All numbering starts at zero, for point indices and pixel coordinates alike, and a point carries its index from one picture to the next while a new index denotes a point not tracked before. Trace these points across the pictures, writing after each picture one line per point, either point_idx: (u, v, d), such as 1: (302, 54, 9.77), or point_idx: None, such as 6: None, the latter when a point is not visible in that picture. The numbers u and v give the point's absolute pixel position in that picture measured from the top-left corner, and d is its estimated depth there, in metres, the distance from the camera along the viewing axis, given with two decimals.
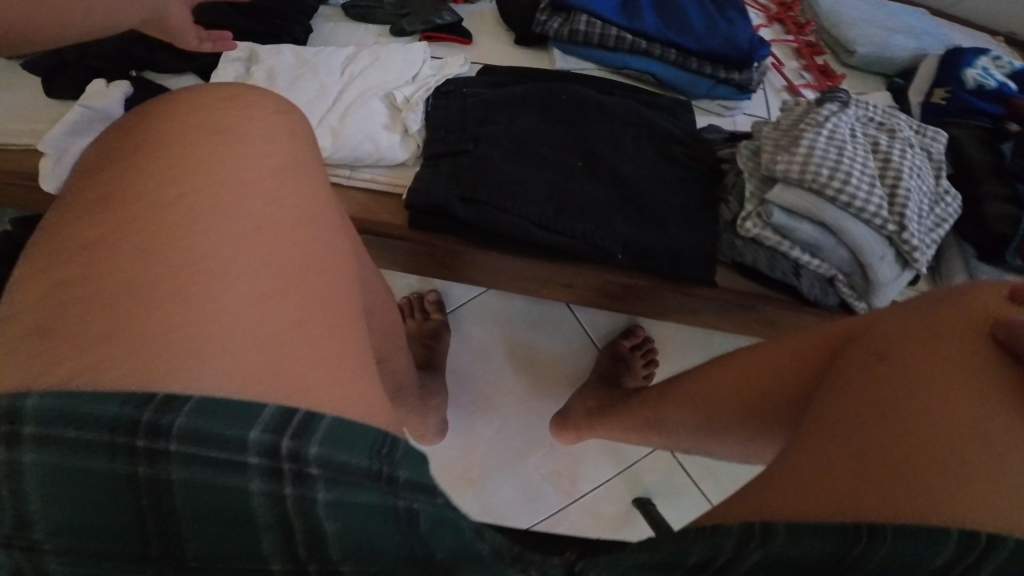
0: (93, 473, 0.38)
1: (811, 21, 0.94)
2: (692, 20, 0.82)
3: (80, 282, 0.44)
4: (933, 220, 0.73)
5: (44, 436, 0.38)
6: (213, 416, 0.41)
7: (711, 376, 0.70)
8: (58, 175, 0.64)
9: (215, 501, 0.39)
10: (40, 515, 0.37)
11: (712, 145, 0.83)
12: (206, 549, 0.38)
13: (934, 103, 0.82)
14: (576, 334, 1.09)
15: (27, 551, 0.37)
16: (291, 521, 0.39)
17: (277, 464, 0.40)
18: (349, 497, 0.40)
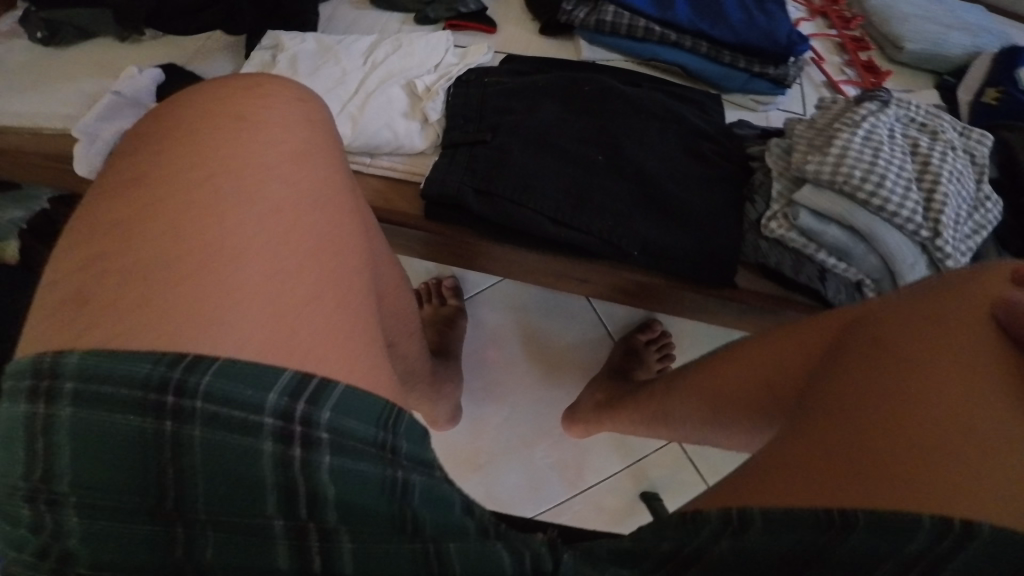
0: (121, 425, 0.41)
1: (858, 16, 0.89)
2: (727, 12, 0.79)
3: (107, 256, 0.44)
4: (971, 226, 0.69)
5: (82, 389, 0.40)
6: (234, 379, 0.42)
7: (717, 366, 0.68)
8: (90, 159, 0.64)
9: (229, 459, 0.41)
10: (66, 470, 0.40)
11: (743, 141, 0.81)
12: (217, 505, 0.41)
13: (985, 103, 0.78)
14: (594, 325, 1.09)
15: (50, 502, 0.40)
16: (294, 487, 0.42)
17: (284, 430, 0.42)
18: (353, 466, 0.43)
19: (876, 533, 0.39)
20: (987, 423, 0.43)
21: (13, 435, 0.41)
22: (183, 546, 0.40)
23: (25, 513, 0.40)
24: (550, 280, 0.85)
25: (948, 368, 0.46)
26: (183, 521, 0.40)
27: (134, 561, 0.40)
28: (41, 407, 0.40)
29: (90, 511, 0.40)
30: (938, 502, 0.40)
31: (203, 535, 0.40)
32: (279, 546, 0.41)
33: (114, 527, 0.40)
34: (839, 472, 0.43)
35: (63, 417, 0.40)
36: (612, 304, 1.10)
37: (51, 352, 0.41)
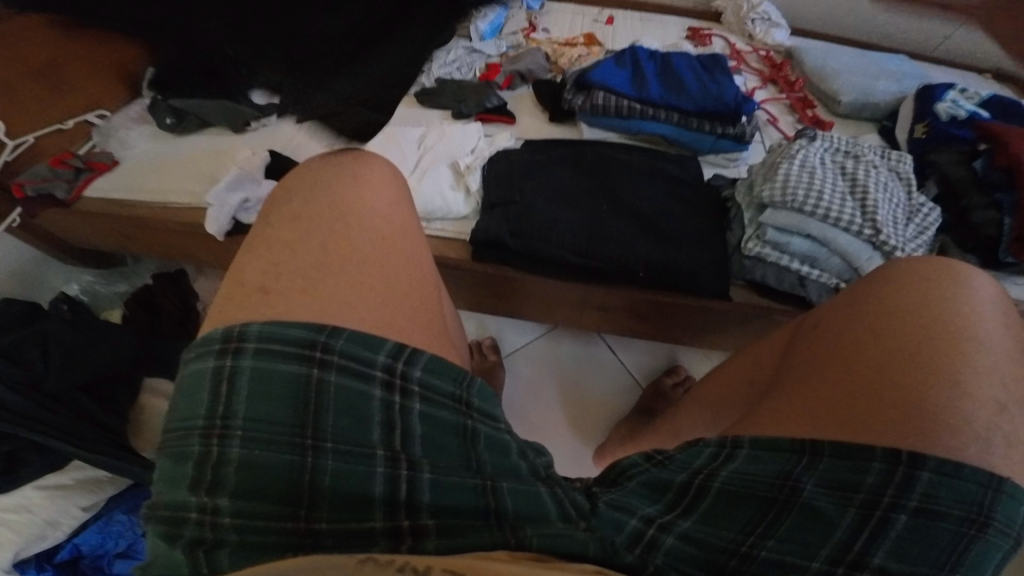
0: (280, 372, 0.52)
1: (802, 77, 1.11)
2: (687, 86, 0.98)
3: (277, 256, 0.63)
4: (914, 226, 0.81)
5: (262, 347, 0.52)
6: (362, 344, 0.54)
7: (744, 364, 0.78)
8: (219, 220, 0.81)
9: (354, 402, 0.52)
10: (240, 410, 0.50)
11: (719, 188, 0.98)
12: (342, 436, 0.50)
13: (917, 137, 0.91)
14: (620, 373, 1.13)
15: (222, 437, 0.49)
16: (393, 427, 0.52)
17: (390, 380, 0.53)
18: (434, 412, 0.53)
19: (839, 461, 0.51)
20: (928, 380, 0.53)
21: (204, 382, 0.52)
22: (310, 472, 0.49)
23: (197, 444, 0.50)
24: (573, 312, 1.01)
25: (898, 330, 0.57)
26: (319, 446, 0.50)
27: (274, 482, 0.48)
28: (228, 360, 0.52)
29: (254, 441, 0.49)
30: (884, 440, 0.51)
31: (326, 460, 0.49)
32: (378, 475, 0.49)
33: (268, 454, 0.49)
34: (815, 420, 0.55)
35: (244, 367, 0.51)
36: (637, 353, 1.14)
37: (233, 327, 0.53)
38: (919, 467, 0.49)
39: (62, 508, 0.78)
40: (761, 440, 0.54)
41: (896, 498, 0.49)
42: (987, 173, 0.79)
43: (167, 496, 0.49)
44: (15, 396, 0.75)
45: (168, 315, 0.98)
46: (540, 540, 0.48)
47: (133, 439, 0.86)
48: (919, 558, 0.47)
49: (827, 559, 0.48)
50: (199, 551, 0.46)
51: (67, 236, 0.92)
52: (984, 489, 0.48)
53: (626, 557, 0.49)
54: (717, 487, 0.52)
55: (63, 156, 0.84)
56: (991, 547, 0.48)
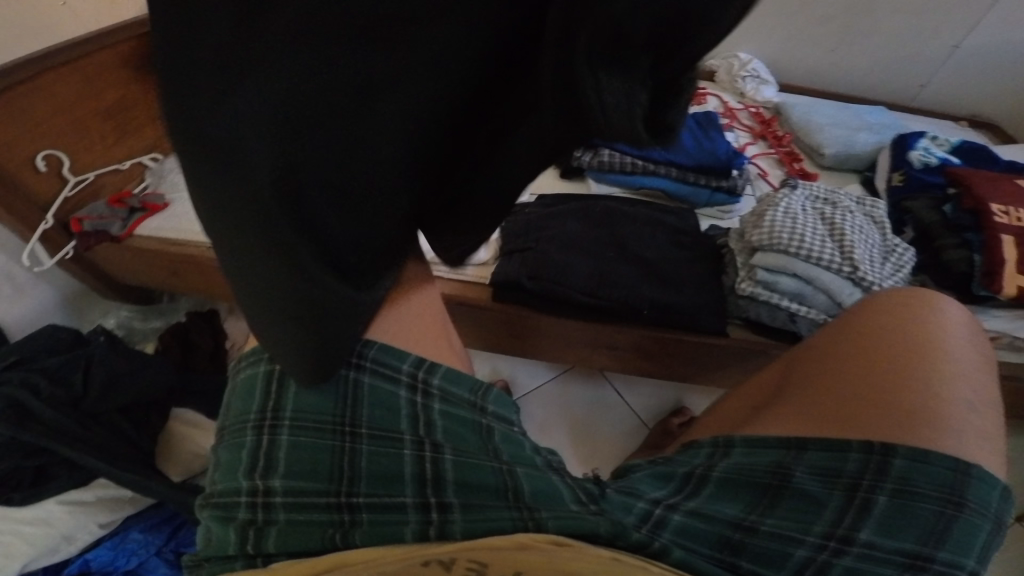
0: (321, 375, 0.55)
1: (789, 132, 1.22)
2: (684, 146, 1.08)
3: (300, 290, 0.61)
4: (890, 266, 0.87)
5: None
6: (390, 351, 0.57)
7: (723, 404, 0.75)
8: None
9: (386, 401, 0.56)
10: (289, 402, 0.54)
11: (716, 238, 1.02)
12: (376, 428, 0.55)
13: (896, 184, 0.99)
14: (627, 415, 1.16)
15: (272, 425, 0.54)
16: (420, 423, 0.56)
17: (416, 384, 0.58)
18: (455, 410, 0.57)
19: (819, 452, 0.56)
20: (898, 382, 0.58)
21: (257, 385, 0.56)
22: (349, 455, 0.54)
23: (251, 435, 0.54)
24: (583, 351, 1.03)
25: (872, 342, 0.62)
26: (356, 434, 0.54)
27: (320, 462, 0.53)
28: (279, 367, 0.56)
29: (298, 431, 0.54)
30: (857, 435, 0.56)
31: (360, 448, 0.54)
32: (405, 457, 0.54)
33: (312, 440, 0.54)
34: (802, 420, 0.60)
35: (292, 370, 0.55)
36: (644, 395, 1.19)
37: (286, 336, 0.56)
38: (889, 455, 0.53)
39: (80, 524, 0.82)
40: (750, 441, 0.59)
41: (873, 481, 0.53)
42: (958, 215, 0.87)
43: (223, 481, 0.54)
44: (55, 412, 0.80)
45: (201, 351, 1.04)
46: (554, 521, 0.49)
47: (161, 461, 0.91)
48: (905, 533, 0.51)
49: (820, 536, 0.52)
50: (250, 529, 0.50)
51: (116, 271, 1.03)
52: (953, 473, 0.52)
53: (633, 535, 0.49)
54: (719, 475, 0.57)
55: (122, 195, 0.97)
56: (971, 526, 0.51)
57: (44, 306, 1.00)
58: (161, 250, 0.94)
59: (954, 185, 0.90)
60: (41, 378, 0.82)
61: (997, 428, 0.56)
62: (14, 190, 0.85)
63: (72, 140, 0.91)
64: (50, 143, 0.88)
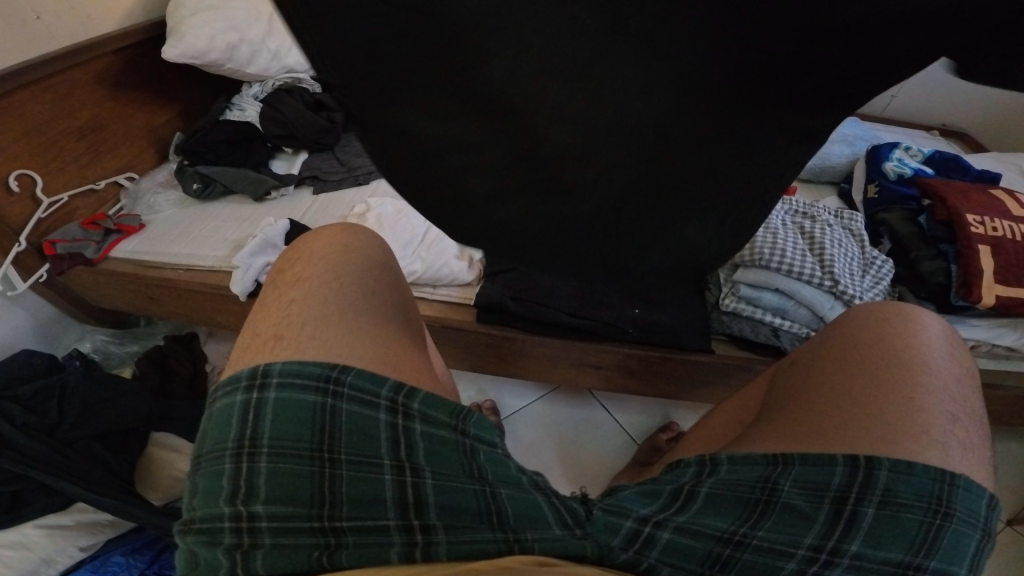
0: (298, 402, 0.53)
1: None
2: None
3: (259, 312, 0.63)
4: (869, 279, 0.87)
5: (286, 382, 0.54)
6: (370, 377, 0.56)
7: (710, 420, 0.75)
8: (244, 282, 0.86)
9: (365, 426, 0.54)
10: (265, 430, 0.52)
11: None
12: (355, 451, 0.52)
13: (871, 197, 1.01)
14: (617, 433, 1.15)
15: (248, 454, 0.51)
16: (399, 448, 0.53)
17: (396, 407, 0.55)
18: (436, 433, 0.55)
19: (808, 467, 0.53)
20: (872, 403, 0.56)
21: (232, 413, 0.54)
22: (329, 481, 0.51)
23: (229, 462, 0.52)
24: (568, 370, 1.02)
25: (851, 365, 0.60)
26: (334, 459, 0.52)
27: (299, 490, 0.51)
28: (254, 394, 0.54)
29: (277, 457, 0.51)
30: (850, 449, 0.53)
31: (341, 472, 0.51)
32: (386, 480, 0.52)
33: (286, 467, 0.51)
34: (785, 439, 0.58)
35: (268, 400, 0.53)
36: (631, 413, 1.18)
37: (261, 364, 0.56)
38: (875, 466, 0.51)
39: (60, 547, 0.79)
40: (738, 455, 0.57)
41: (861, 494, 0.51)
42: (932, 227, 0.89)
43: (203, 508, 0.51)
44: (32, 440, 0.77)
45: (180, 377, 1.02)
46: (540, 543, 0.50)
47: (139, 485, 0.88)
48: (893, 542, 0.49)
49: (810, 548, 0.50)
50: (235, 557, 0.48)
51: (91, 295, 1.01)
52: (939, 483, 0.50)
53: (620, 556, 0.51)
54: (705, 492, 0.55)
55: (96, 217, 0.96)
56: (961, 534, 0.49)
57: (19, 332, 0.96)
58: (137, 274, 0.92)
59: (928, 197, 0.91)
60: (16, 407, 0.80)
61: (978, 434, 0.55)
62: None
63: (45, 160, 0.90)
64: (19, 163, 0.86)
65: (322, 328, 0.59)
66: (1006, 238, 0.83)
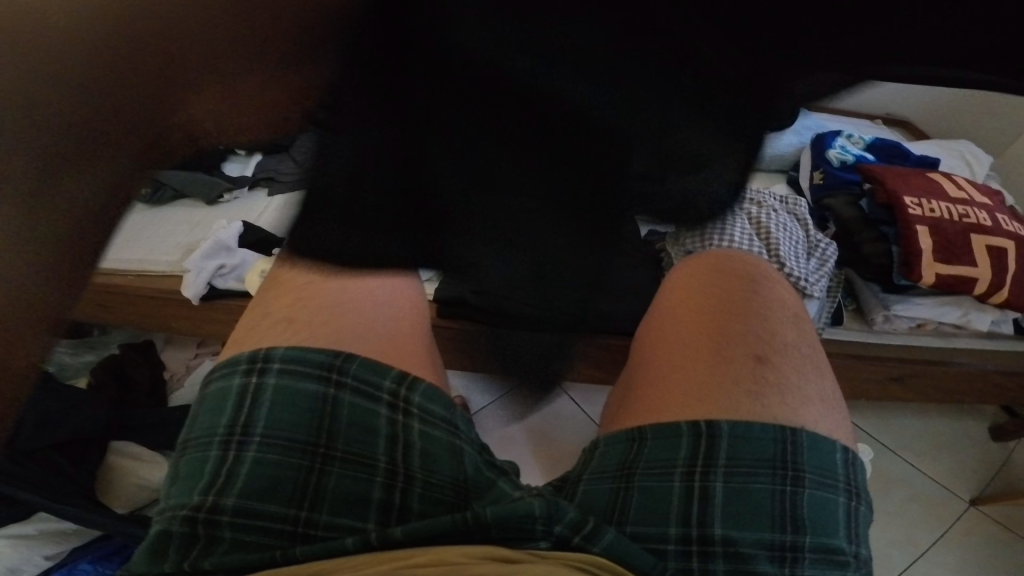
0: (301, 393, 0.52)
1: None
2: None
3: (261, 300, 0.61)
4: (815, 261, 0.89)
5: (287, 368, 0.53)
6: (375, 368, 0.54)
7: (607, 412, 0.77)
8: (194, 285, 0.88)
9: (363, 420, 0.52)
10: (260, 417, 0.51)
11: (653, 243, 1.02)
12: (350, 450, 0.51)
13: (816, 183, 1.02)
14: (585, 425, 1.17)
15: (238, 442, 0.50)
16: (393, 444, 0.52)
17: (397, 402, 0.53)
18: (432, 434, 0.53)
19: (655, 443, 0.55)
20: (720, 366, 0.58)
21: (228, 397, 0.53)
22: (314, 478, 0.50)
23: (216, 449, 0.51)
24: None
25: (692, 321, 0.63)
26: (328, 456, 0.51)
27: (279, 483, 0.49)
28: (253, 378, 0.53)
29: (266, 447, 0.50)
30: (692, 417, 0.55)
31: (331, 471, 0.51)
32: (376, 483, 0.51)
33: (268, 461, 0.50)
34: (652, 402, 0.58)
35: (267, 387, 0.52)
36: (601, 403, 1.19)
37: (263, 348, 0.55)
38: (717, 436, 0.53)
39: (24, 557, 0.79)
40: (611, 435, 0.59)
41: (706, 468, 0.52)
42: (874, 211, 0.91)
43: (175, 495, 0.50)
44: None
45: (140, 387, 1.01)
46: (494, 510, 0.47)
47: (104, 493, 0.88)
48: (754, 522, 0.51)
49: (679, 538, 0.51)
50: (193, 544, 0.47)
51: None
52: (781, 443, 0.53)
53: (569, 517, 0.48)
54: (580, 493, 0.56)
55: None
56: (819, 497, 0.52)
57: None
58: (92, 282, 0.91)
59: (868, 181, 0.94)
60: None
61: (821, 388, 0.59)
62: None
63: None
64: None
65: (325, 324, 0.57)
66: (944, 220, 0.86)
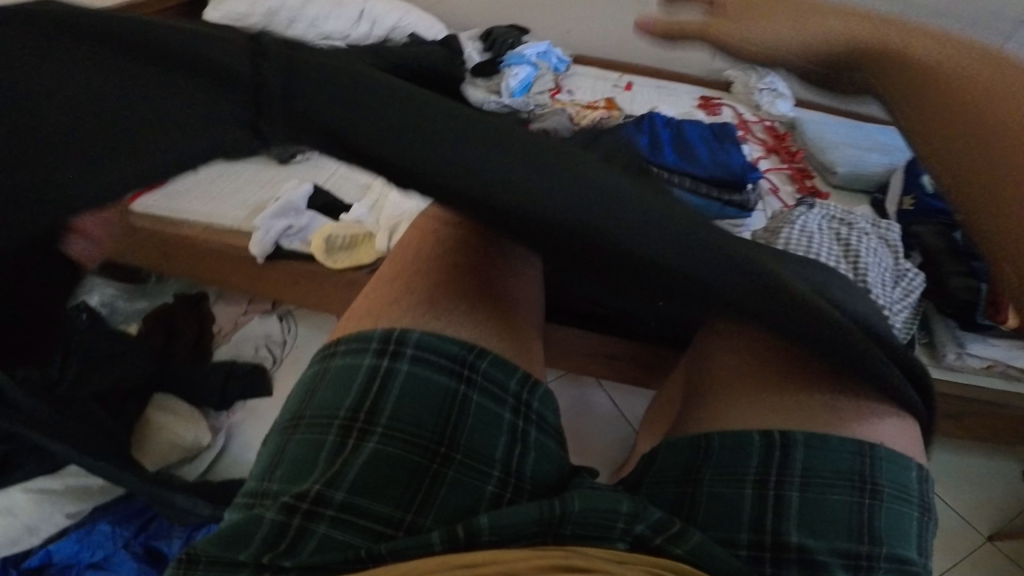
0: (431, 384, 0.51)
1: (801, 149, 1.20)
2: (698, 155, 1.03)
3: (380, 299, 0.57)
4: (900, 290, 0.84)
5: (419, 355, 0.51)
6: (502, 368, 0.53)
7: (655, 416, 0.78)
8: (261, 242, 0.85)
9: (488, 422, 0.50)
10: (387, 407, 0.49)
11: None
12: (471, 453, 0.49)
13: (905, 208, 0.99)
14: (615, 424, 1.14)
15: (360, 431, 0.48)
16: (512, 451, 0.49)
17: (520, 406, 0.52)
18: (547, 443, 0.52)
19: (724, 448, 0.53)
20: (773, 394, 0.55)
21: (355, 377, 0.51)
22: (431, 480, 0.47)
23: (332, 434, 0.48)
24: (579, 357, 1.00)
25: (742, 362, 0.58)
26: (447, 458, 0.48)
27: (393, 481, 0.46)
28: (385, 361, 0.51)
29: (389, 439, 0.48)
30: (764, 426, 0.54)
31: (445, 476, 0.47)
32: (488, 493, 0.47)
33: (387, 454, 0.47)
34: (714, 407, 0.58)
35: (399, 372, 0.51)
36: (636, 403, 1.16)
37: (395, 329, 0.53)
38: (791, 447, 0.52)
39: (46, 514, 0.78)
40: (677, 438, 0.58)
41: (780, 477, 0.51)
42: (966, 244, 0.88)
43: (279, 479, 0.47)
44: (34, 399, 0.76)
45: (185, 337, 1.01)
46: (580, 503, 0.44)
47: (133, 451, 0.86)
48: (831, 533, 0.48)
49: (750, 545, 0.49)
50: (282, 536, 0.42)
51: None
52: (858, 457, 0.51)
53: (653, 517, 0.45)
54: (645, 484, 0.55)
55: None
56: (896, 510, 0.49)
57: None
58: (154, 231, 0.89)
59: None
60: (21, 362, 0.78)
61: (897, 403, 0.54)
62: None
63: None
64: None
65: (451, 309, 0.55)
66: None
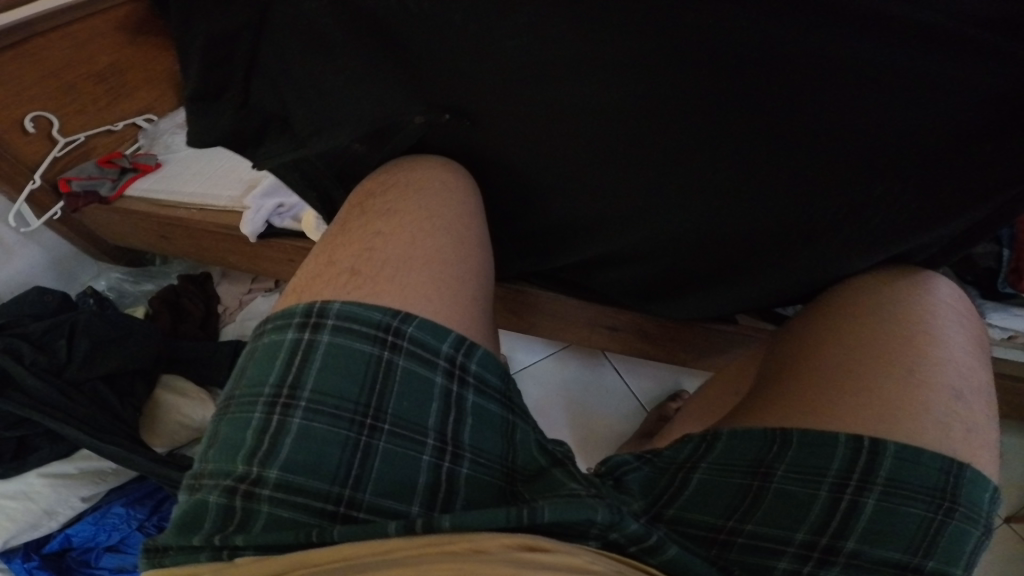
0: (353, 353, 0.46)
1: None
2: None
3: (334, 263, 0.52)
4: None
5: (340, 325, 0.46)
6: (432, 331, 0.48)
7: (690, 405, 0.67)
8: (254, 222, 0.84)
9: (417, 391, 0.46)
10: (311, 382, 0.45)
11: None
12: (402, 420, 0.46)
13: None
14: (626, 396, 1.08)
15: (285, 409, 0.44)
16: (448, 420, 0.46)
17: (453, 370, 0.47)
18: (486, 408, 0.48)
19: (739, 438, 0.48)
20: (886, 386, 0.46)
21: (278, 354, 0.47)
22: (363, 454, 0.44)
23: (260, 411, 0.45)
24: (580, 329, 0.90)
25: (836, 359, 0.49)
26: (377, 427, 0.45)
27: (329, 458, 0.44)
28: (306, 335, 0.46)
29: (316, 414, 0.44)
30: (807, 423, 0.46)
31: (379, 448, 0.44)
32: (422, 463, 0.45)
33: (313, 434, 0.44)
34: (780, 404, 0.49)
35: (321, 345, 0.46)
36: (642, 377, 1.10)
37: (318, 301, 0.48)
38: (881, 455, 0.43)
39: (62, 498, 0.82)
40: (740, 426, 0.49)
41: (862, 483, 0.43)
42: None
43: (216, 459, 0.44)
44: (40, 381, 0.80)
45: (192, 318, 1.03)
46: (551, 512, 0.40)
47: (143, 432, 0.89)
48: (888, 540, 0.42)
49: (802, 544, 0.44)
50: (228, 519, 0.41)
51: (106, 231, 1.02)
52: (940, 472, 0.43)
53: (631, 527, 0.41)
54: (695, 481, 0.47)
55: (112, 156, 0.97)
56: (959, 530, 0.42)
57: (35, 266, 1.00)
58: (151, 212, 0.92)
59: None
60: (25, 345, 0.82)
61: (978, 410, 0.46)
62: (4, 151, 0.86)
63: (60, 101, 0.91)
64: (39, 105, 0.88)
65: (405, 274, 0.50)
66: None
